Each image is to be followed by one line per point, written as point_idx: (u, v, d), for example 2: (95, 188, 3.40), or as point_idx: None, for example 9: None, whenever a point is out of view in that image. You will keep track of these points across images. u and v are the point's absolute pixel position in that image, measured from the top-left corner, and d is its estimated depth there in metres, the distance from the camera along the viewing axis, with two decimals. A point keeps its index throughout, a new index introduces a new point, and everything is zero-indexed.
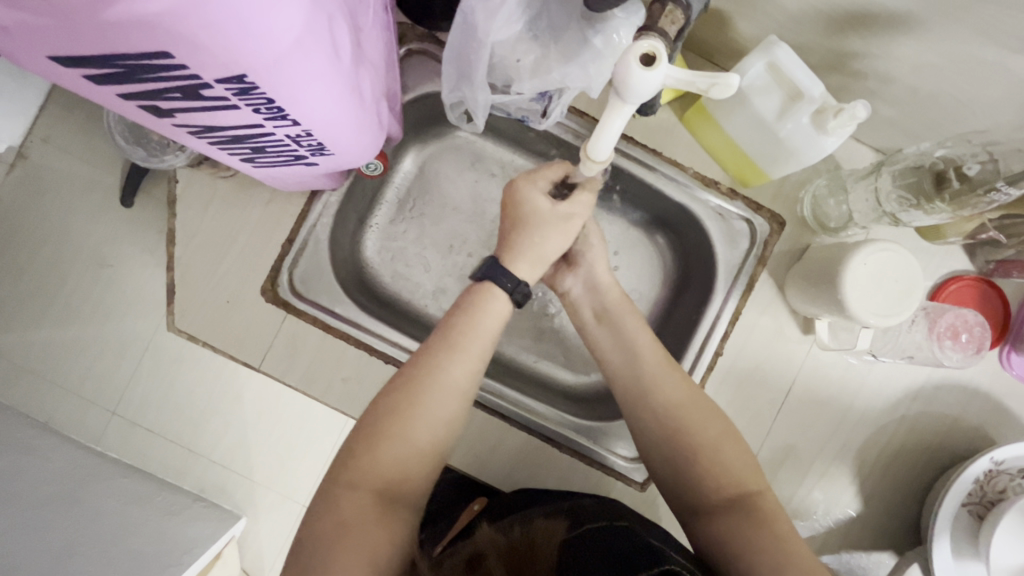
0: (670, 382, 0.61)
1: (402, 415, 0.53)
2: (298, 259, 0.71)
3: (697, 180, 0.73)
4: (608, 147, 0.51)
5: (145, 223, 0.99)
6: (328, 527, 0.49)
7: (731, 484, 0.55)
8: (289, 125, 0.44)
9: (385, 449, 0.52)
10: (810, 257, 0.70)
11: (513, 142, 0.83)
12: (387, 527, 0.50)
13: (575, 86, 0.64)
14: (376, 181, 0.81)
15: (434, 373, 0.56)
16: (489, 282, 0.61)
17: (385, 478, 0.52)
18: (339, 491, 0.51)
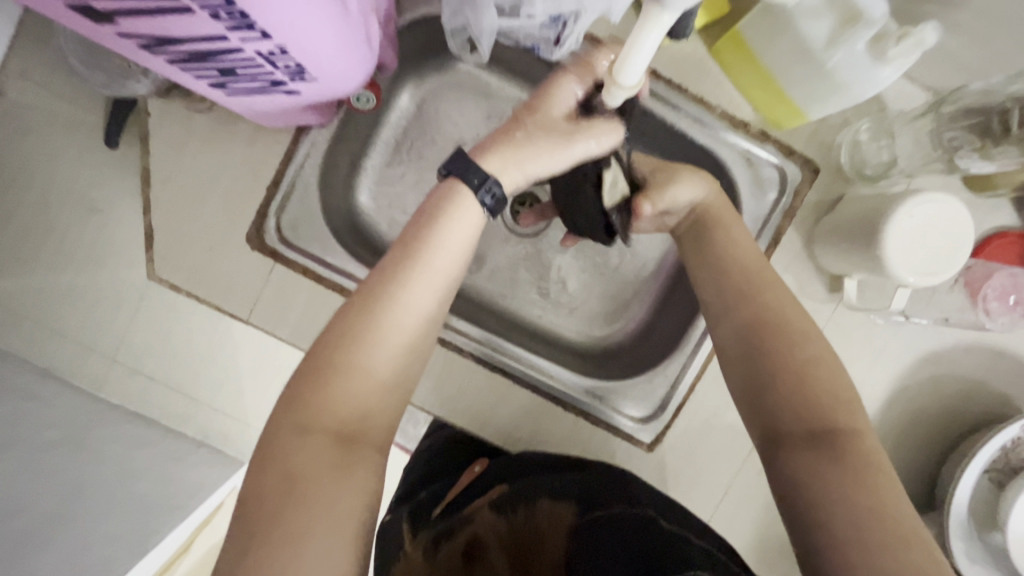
0: (770, 300, 0.55)
1: (358, 344, 0.48)
2: (287, 204, 0.66)
3: (725, 120, 0.66)
4: (637, 71, 0.42)
5: (129, 164, 0.94)
6: (276, 480, 0.44)
7: (832, 419, 0.49)
8: (258, 39, 0.37)
9: (340, 387, 0.47)
10: (845, 208, 0.64)
11: (521, 75, 0.76)
12: (348, 471, 0.46)
13: (594, 7, 0.57)
14: (369, 117, 0.74)
15: (393, 301, 0.49)
16: (457, 179, 0.52)
17: (341, 415, 0.47)
18: (289, 436, 0.45)
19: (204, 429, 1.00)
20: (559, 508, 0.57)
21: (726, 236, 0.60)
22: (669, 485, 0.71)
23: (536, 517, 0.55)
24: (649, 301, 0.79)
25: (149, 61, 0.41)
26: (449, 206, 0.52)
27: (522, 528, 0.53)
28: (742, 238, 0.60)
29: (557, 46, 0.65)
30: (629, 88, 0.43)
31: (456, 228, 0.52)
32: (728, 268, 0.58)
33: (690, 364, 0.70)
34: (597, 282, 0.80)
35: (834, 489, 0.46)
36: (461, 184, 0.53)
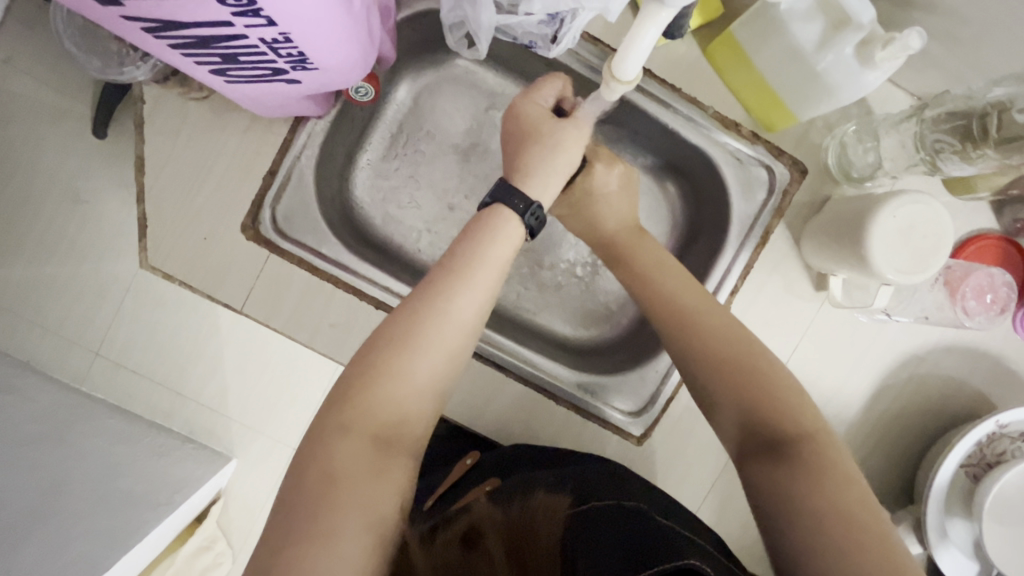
0: (727, 322, 0.57)
1: (402, 354, 0.51)
2: (281, 195, 0.66)
3: (717, 121, 0.67)
4: (635, 67, 0.45)
5: (120, 156, 0.94)
6: (317, 476, 0.47)
7: (782, 428, 0.51)
8: (264, 26, 0.37)
9: (383, 392, 0.50)
10: (831, 210, 0.66)
11: (518, 73, 0.76)
12: (385, 474, 0.49)
13: (591, 7, 0.58)
14: (366, 110, 0.74)
15: (439, 312, 0.52)
16: (500, 204, 0.57)
17: (382, 421, 0.50)
18: (333, 436, 0.49)
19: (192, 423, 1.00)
20: (555, 498, 0.55)
21: (649, 274, 0.62)
22: (657, 479, 0.72)
23: (538, 510, 0.50)
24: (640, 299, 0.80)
25: (151, 47, 0.42)
26: (487, 225, 0.56)
27: (519, 515, 0.48)
28: (664, 270, 0.62)
29: (553, 44, 0.66)
30: (628, 83, 0.47)
31: (495, 246, 0.55)
32: (674, 297, 0.60)
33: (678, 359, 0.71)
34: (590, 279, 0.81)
35: (784, 492, 0.47)
36: (503, 208, 0.57)
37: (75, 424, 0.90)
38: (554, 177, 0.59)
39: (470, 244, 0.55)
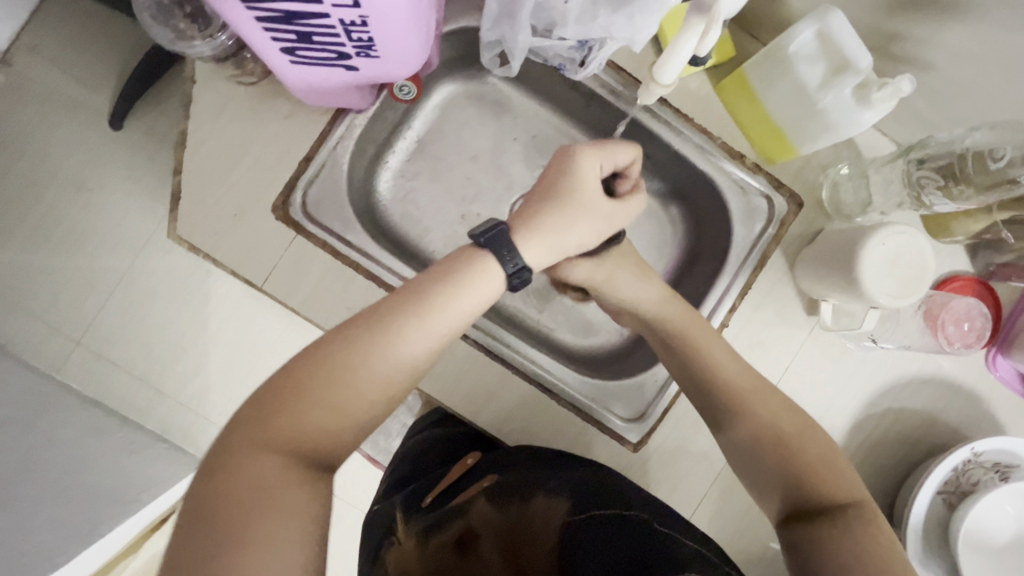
0: (765, 390, 0.62)
1: (341, 372, 0.48)
2: (315, 180, 0.69)
3: (724, 151, 0.74)
4: (671, 72, 0.60)
5: (132, 150, 1.19)
6: (225, 493, 0.41)
7: (820, 491, 0.55)
8: (348, 6, 0.42)
9: (314, 408, 0.47)
10: (823, 240, 0.71)
11: (543, 93, 0.83)
12: (303, 501, 0.43)
13: (619, 36, 0.65)
14: (399, 113, 0.79)
15: (391, 332, 0.51)
16: (490, 253, 0.57)
17: (308, 442, 0.46)
18: (250, 452, 0.44)
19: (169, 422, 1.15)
20: (552, 505, 0.60)
21: (703, 353, 0.64)
22: (651, 486, 0.74)
23: (534, 516, 0.59)
24: None
25: (236, 21, 0.46)
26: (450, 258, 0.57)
27: (515, 521, 0.58)
28: (714, 340, 0.65)
29: (580, 68, 0.72)
30: (664, 86, 0.62)
31: (463, 286, 0.55)
32: (710, 364, 0.63)
33: None
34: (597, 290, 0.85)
35: (820, 544, 0.52)
36: (492, 258, 0.57)
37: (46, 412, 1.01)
38: (559, 236, 0.61)
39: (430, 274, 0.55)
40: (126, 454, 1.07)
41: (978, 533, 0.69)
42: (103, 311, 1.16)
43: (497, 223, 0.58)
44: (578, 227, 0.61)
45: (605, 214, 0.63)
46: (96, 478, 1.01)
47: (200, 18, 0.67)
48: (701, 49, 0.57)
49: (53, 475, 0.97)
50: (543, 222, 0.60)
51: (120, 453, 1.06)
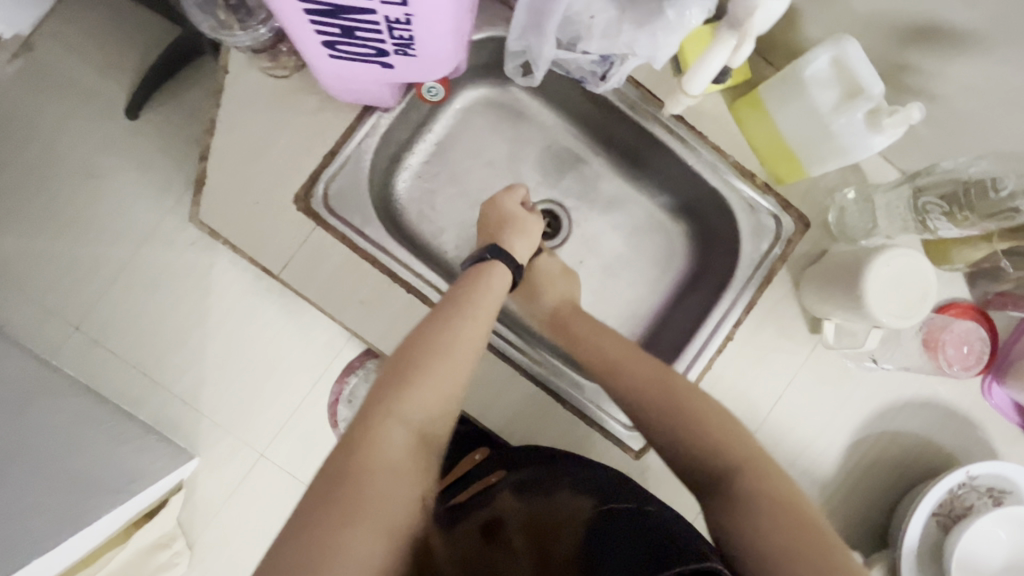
0: (649, 371, 0.67)
1: (438, 358, 0.59)
2: (338, 173, 0.71)
3: (735, 169, 0.76)
4: (700, 84, 0.65)
5: (175, 158, 1.40)
6: (361, 454, 0.51)
7: (722, 457, 0.59)
8: (396, 5, 0.44)
9: (422, 387, 0.57)
10: (829, 260, 0.73)
11: (562, 106, 0.85)
12: (416, 463, 0.54)
13: (641, 53, 0.68)
14: (422, 117, 0.82)
15: (468, 337, 0.62)
16: (496, 260, 0.72)
17: (420, 416, 0.56)
18: (377, 422, 0.54)
19: (166, 417, 1.33)
20: (578, 500, 0.59)
21: (595, 346, 0.72)
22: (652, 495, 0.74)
23: (560, 505, 0.59)
24: (645, 322, 0.88)
25: (283, 14, 0.48)
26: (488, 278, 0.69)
27: (541, 510, 0.59)
28: (602, 334, 0.73)
29: (601, 82, 0.75)
30: (691, 96, 0.67)
31: (496, 289, 0.69)
32: (603, 354, 0.70)
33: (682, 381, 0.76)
34: (602, 300, 0.88)
35: (734, 511, 0.54)
36: (502, 264, 0.72)
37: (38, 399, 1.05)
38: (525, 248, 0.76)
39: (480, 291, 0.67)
40: (119, 443, 1.13)
41: (971, 556, 0.70)
42: (124, 316, 1.36)
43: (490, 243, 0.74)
44: (531, 240, 0.76)
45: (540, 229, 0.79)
46: (82, 466, 1.05)
47: (241, 8, 0.67)
48: (733, 60, 0.62)
49: (38, 461, 0.99)
50: (519, 242, 0.76)
51: (109, 444, 1.12)
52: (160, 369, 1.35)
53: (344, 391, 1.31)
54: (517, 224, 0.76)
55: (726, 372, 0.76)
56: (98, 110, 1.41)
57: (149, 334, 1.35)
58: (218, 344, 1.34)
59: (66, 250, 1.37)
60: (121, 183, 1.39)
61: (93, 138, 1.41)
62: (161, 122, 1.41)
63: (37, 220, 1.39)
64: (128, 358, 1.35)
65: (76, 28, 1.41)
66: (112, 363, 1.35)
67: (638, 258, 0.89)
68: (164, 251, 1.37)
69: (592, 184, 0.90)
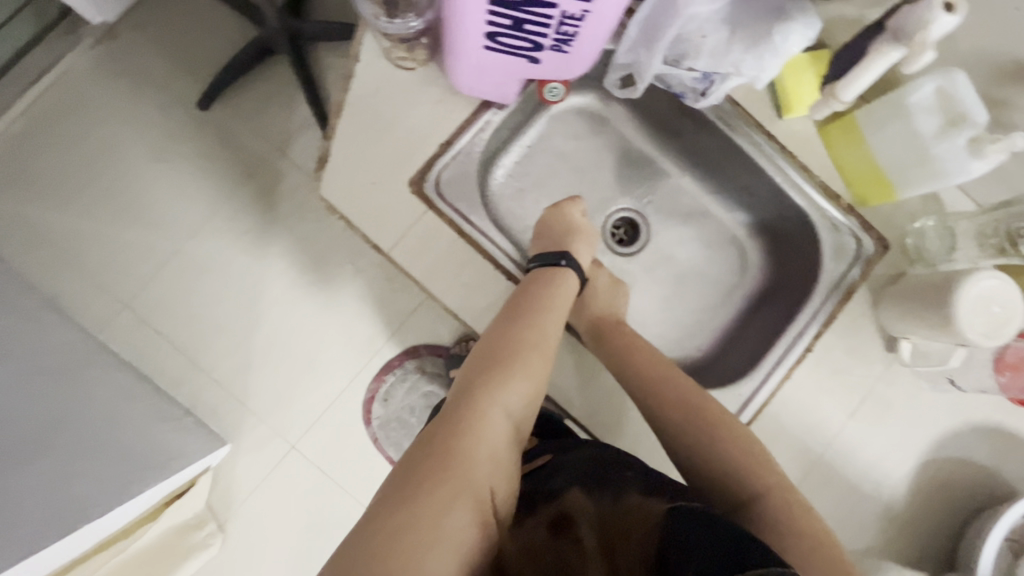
0: (685, 384, 0.72)
1: (525, 359, 0.66)
2: (451, 163, 0.75)
3: (821, 190, 0.80)
4: (854, 90, 0.69)
5: (243, 146, 1.44)
6: (463, 434, 0.57)
7: (758, 476, 0.64)
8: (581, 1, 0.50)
9: (513, 383, 0.64)
10: (909, 281, 0.76)
11: (651, 120, 0.90)
12: (505, 455, 0.60)
13: (747, 74, 0.73)
14: (522, 120, 0.87)
15: (547, 343, 0.69)
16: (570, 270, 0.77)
17: (511, 410, 0.63)
18: (474, 407, 0.60)
19: (210, 399, 1.34)
20: (648, 503, 0.58)
21: (637, 354, 0.75)
22: None
23: (632, 509, 0.58)
24: (718, 332, 0.90)
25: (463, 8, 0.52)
26: (557, 288, 0.74)
27: (612, 511, 0.58)
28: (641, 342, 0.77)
29: (700, 98, 0.80)
30: (844, 101, 0.71)
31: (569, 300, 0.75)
32: (642, 363, 0.74)
33: (760, 387, 0.79)
34: (674, 308, 0.91)
35: (776, 524, 0.60)
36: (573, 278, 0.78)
37: (84, 369, 1.00)
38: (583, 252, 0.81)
39: (552, 299, 0.73)
40: (158, 421, 1.07)
41: None
42: (181, 296, 1.39)
43: (549, 252, 0.78)
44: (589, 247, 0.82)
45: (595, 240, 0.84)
46: (125, 441, 0.99)
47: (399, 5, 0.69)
48: (907, 66, 0.63)
49: (76, 435, 0.92)
50: (582, 250, 0.81)
51: (149, 420, 1.06)
52: (211, 350, 1.37)
53: (381, 389, 1.33)
54: (581, 235, 0.81)
55: (803, 383, 0.78)
56: (171, 99, 1.45)
57: (203, 315, 1.38)
58: (270, 332, 1.37)
59: (129, 233, 1.41)
60: (191, 166, 1.44)
61: (164, 126, 1.45)
62: (230, 113, 1.45)
63: (104, 199, 1.42)
64: (182, 338, 1.37)
65: (159, 23, 1.47)
66: (163, 346, 1.37)
67: (711, 270, 0.92)
68: (224, 239, 1.40)
69: (669, 197, 0.94)
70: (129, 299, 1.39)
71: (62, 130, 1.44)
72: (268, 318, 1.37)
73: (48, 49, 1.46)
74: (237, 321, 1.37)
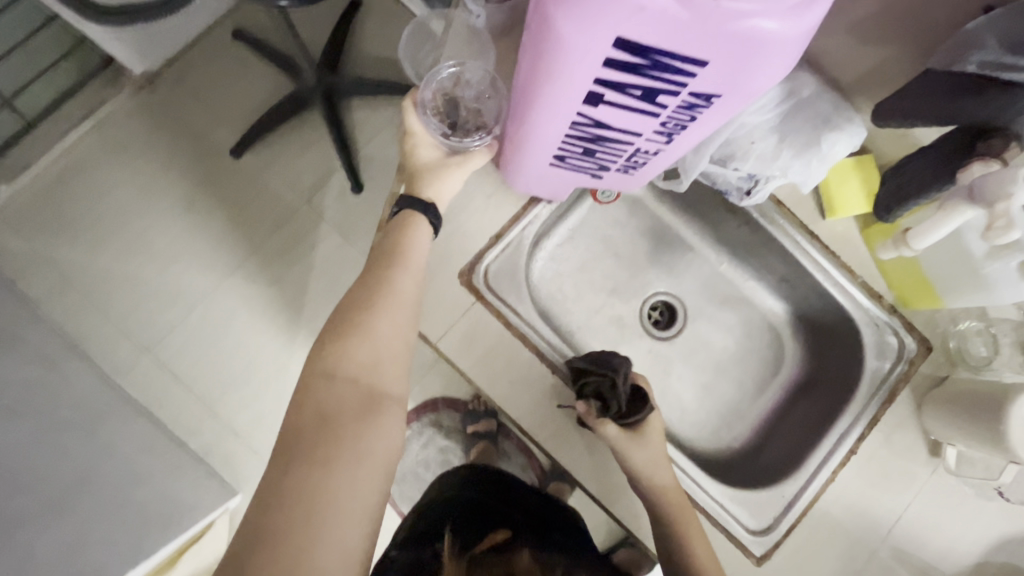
0: None
1: (366, 318, 0.59)
2: (500, 255, 0.77)
3: (864, 290, 0.81)
4: (928, 238, 0.67)
5: (270, 191, 1.43)
6: (313, 418, 0.54)
7: None
8: (659, 142, 0.52)
9: (354, 343, 0.58)
10: (953, 386, 0.76)
11: (691, 208, 0.92)
12: (377, 416, 0.56)
13: (793, 177, 0.75)
14: (565, 206, 0.88)
15: (389, 291, 0.62)
16: (411, 210, 0.68)
17: (362, 372, 0.57)
18: (318, 384, 0.56)
19: (230, 451, 1.34)
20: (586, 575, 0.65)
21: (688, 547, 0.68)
22: None
23: None
24: (756, 422, 0.90)
25: (542, 137, 0.53)
26: (409, 229, 0.67)
27: None
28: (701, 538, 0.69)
29: (745, 196, 0.81)
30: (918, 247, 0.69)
31: (420, 233, 0.67)
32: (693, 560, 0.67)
33: (804, 489, 0.77)
34: (711, 394, 0.91)
35: None
36: (419, 216, 0.69)
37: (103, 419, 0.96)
38: (455, 177, 0.71)
39: (407, 239, 0.66)
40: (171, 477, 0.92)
41: None
42: (204, 345, 1.38)
43: (402, 195, 0.70)
44: (437, 179, 0.70)
45: (462, 168, 0.71)
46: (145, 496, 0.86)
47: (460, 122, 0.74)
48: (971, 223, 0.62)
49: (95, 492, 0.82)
50: (438, 189, 0.70)
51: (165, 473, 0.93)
52: (232, 401, 1.36)
53: None
54: (441, 169, 0.71)
55: (848, 486, 0.77)
56: (205, 150, 1.45)
57: (226, 365, 1.37)
58: (292, 385, 1.37)
59: (156, 282, 1.40)
60: (217, 212, 1.43)
61: (192, 170, 1.44)
62: (261, 163, 1.44)
63: (129, 244, 1.41)
64: (203, 388, 1.36)
65: (199, 71, 1.47)
66: (185, 398, 1.36)
67: (749, 358, 0.92)
68: (250, 289, 1.39)
69: (706, 281, 0.95)
70: (152, 346, 1.38)
71: (94, 177, 1.43)
72: (292, 371, 1.37)
73: (89, 96, 1.47)
74: (260, 373, 1.36)
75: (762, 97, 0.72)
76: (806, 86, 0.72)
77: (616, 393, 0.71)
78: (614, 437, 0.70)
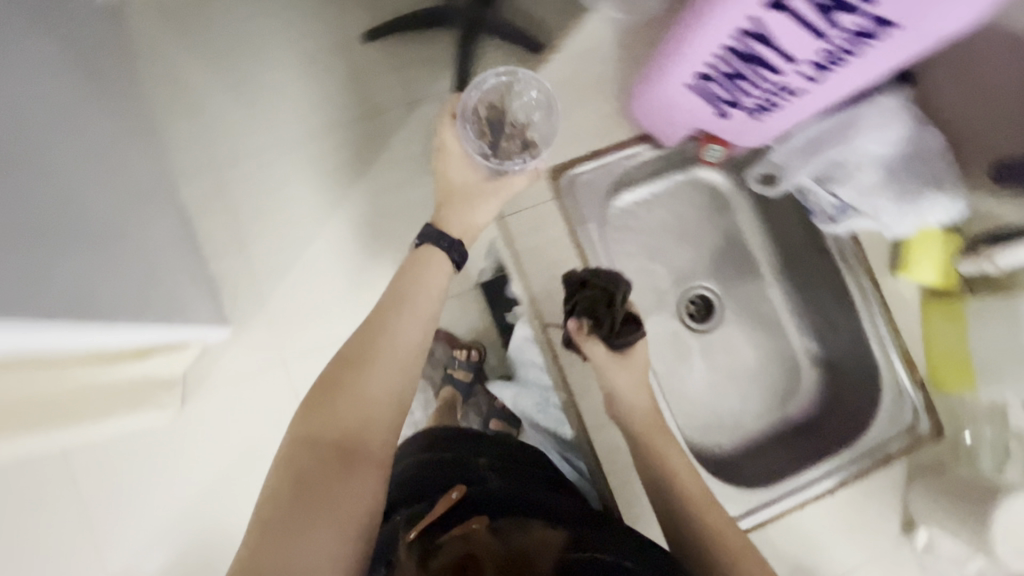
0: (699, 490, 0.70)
1: (360, 370, 0.64)
2: (592, 170, 0.82)
3: (902, 356, 0.82)
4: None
5: None
6: (291, 489, 0.57)
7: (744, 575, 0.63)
8: (808, 77, 0.55)
9: (344, 399, 0.62)
10: (953, 477, 0.76)
11: (769, 223, 0.94)
12: (357, 475, 0.59)
13: (881, 220, 0.77)
14: (660, 165, 0.91)
15: (388, 344, 0.66)
16: (428, 243, 0.75)
17: (347, 428, 0.61)
18: (300, 452, 0.60)
19: None
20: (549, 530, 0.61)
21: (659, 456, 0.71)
22: None
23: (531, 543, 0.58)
24: (745, 441, 0.91)
25: (699, 44, 0.57)
26: (427, 268, 0.73)
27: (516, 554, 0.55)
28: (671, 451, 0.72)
29: (829, 221, 0.83)
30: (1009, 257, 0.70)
31: (432, 278, 0.72)
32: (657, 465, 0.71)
33: (769, 504, 0.79)
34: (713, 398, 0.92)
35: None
36: (437, 244, 0.75)
37: None
38: (490, 203, 0.77)
39: (416, 284, 0.71)
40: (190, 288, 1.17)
41: None
42: None
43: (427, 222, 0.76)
44: (472, 201, 0.77)
45: (496, 193, 0.77)
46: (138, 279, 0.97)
47: (501, 139, 0.78)
48: None
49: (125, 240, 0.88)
50: (467, 212, 0.76)
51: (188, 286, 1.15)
52: None
53: None
54: (474, 196, 0.77)
55: (818, 527, 0.78)
56: None
57: None
58: None
59: None
60: None
61: None
62: None
63: None
64: None
65: None
66: None
67: (761, 385, 0.94)
68: None
69: (752, 298, 0.96)
70: None
71: None
72: None
73: None
74: None
75: (885, 130, 0.73)
76: (932, 138, 0.73)
77: (609, 311, 0.76)
78: (599, 356, 0.75)
